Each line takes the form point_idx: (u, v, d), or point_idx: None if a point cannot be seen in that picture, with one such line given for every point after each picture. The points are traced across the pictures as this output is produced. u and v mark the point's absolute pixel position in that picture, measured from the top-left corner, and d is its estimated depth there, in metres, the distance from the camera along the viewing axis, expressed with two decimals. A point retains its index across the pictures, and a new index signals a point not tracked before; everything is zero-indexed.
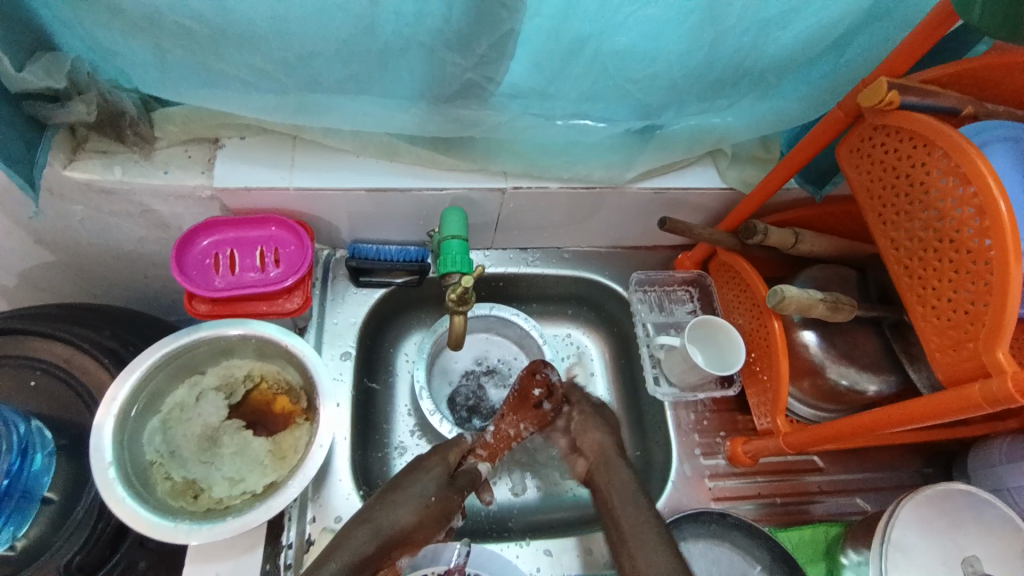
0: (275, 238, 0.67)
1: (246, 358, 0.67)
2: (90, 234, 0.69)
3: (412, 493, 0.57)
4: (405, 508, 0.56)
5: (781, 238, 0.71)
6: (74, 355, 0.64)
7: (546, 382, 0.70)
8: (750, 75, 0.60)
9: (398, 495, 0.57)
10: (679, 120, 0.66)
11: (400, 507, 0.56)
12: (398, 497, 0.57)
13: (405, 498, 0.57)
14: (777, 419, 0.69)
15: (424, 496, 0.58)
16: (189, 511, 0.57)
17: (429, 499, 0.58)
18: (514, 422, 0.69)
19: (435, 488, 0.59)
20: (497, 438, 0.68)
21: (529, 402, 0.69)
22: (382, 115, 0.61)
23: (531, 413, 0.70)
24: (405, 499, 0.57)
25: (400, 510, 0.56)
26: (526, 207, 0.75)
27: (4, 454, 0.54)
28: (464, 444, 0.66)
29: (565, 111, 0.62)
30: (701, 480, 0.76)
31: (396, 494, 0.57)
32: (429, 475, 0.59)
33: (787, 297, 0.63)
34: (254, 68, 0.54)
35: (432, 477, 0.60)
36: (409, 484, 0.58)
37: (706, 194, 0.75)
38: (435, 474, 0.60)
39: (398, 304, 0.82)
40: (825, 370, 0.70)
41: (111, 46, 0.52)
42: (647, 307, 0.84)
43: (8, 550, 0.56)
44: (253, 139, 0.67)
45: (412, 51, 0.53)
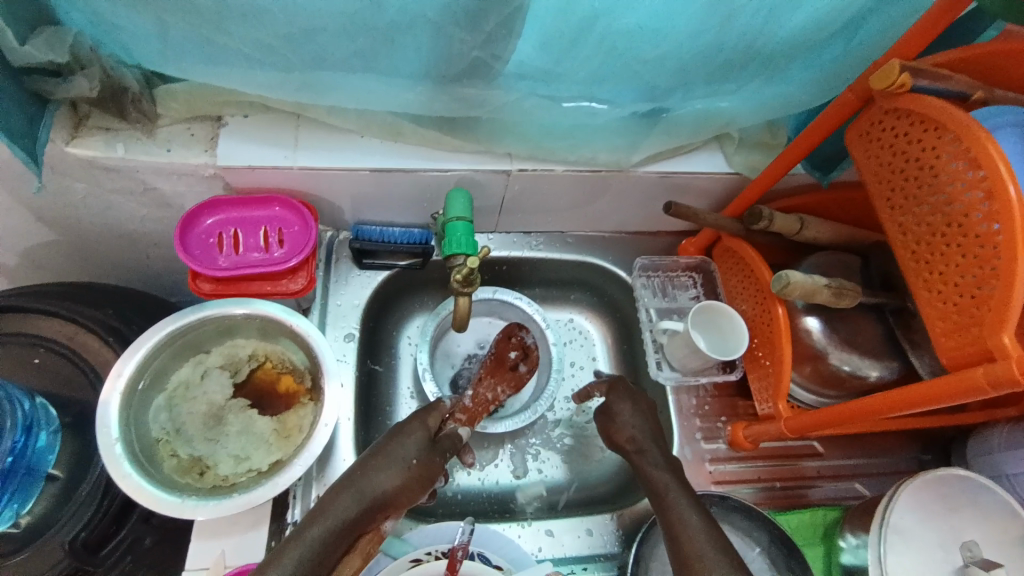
0: (279, 218, 0.67)
1: (250, 338, 0.67)
2: (92, 212, 0.69)
3: (393, 458, 0.57)
4: (388, 471, 0.56)
5: (786, 224, 0.71)
6: (77, 333, 0.64)
7: (521, 345, 0.70)
8: (759, 57, 0.59)
9: (381, 459, 0.56)
10: (688, 102, 0.65)
11: (381, 471, 0.55)
12: (381, 462, 0.56)
13: (388, 463, 0.56)
14: (779, 404, 0.70)
15: (406, 459, 0.57)
16: (195, 487, 0.58)
17: (411, 461, 0.57)
18: (492, 386, 0.68)
19: (417, 451, 0.58)
20: (475, 402, 0.66)
21: (505, 365, 0.69)
22: (387, 93, 0.60)
23: (508, 375, 0.69)
24: (389, 463, 0.56)
25: (382, 475, 0.55)
26: (531, 190, 0.74)
27: (10, 430, 0.55)
28: (443, 407, 0.63)
29: (573, 92, 0.62)
30: (701, 463, 0.77)
31: (379, 458, 0.56)
32: (412, 439, 0.58)
33: (793, 282, 0.63)
34: (259, 43, 0.53)
35: (414, 441, 0.58)
36: (391, 448, 0.57)
37: (712, 179, 0.75)
38: (415, 438, 0.58)
39: (401, 286, 0.81)
40: (827, 356, 0.71)
41: (112, 19, 0.51)
42: (650, 293, 0.84)
43: (13, 527, 0.56)
44: (256, 117, 0.66)
45: (418, 27, 0.53)
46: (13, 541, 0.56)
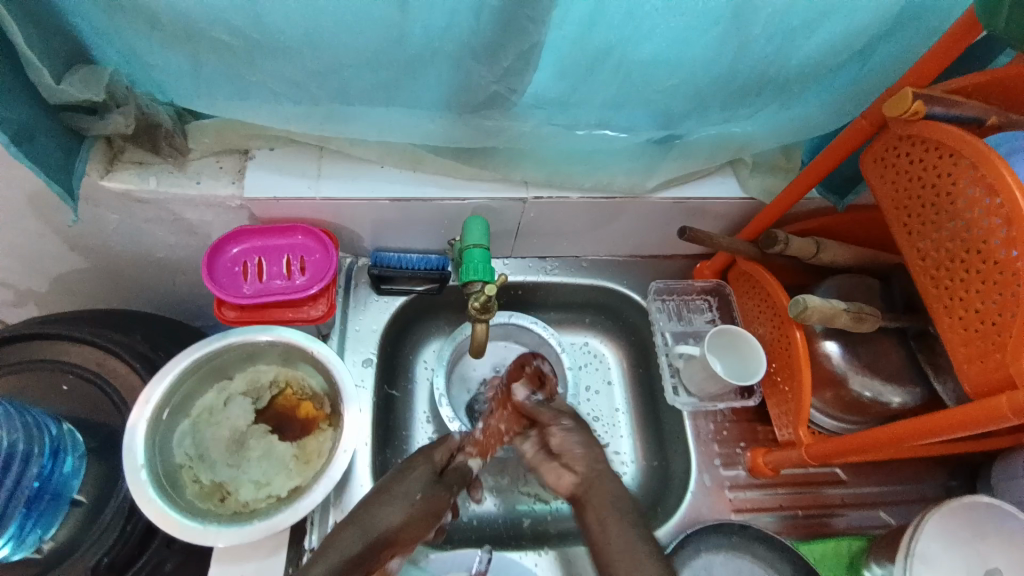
0: (301, 246, 0.69)
1: (272, 363, 0.68)
2: (123, 241, 0.71)
3: (397, 495, 0.54)
4: (392, 508, 0.54)
5: (802, 248, 0.71)
6: (106, 359, 0.66)
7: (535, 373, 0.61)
8: (772, 84, 0.60)
9: (385, 496, 0.54)
10: (700, 129, 0.67)
11: (386, 507, 0.54)
12: (386, 498, 0.54)
13: (392, 500, 0.54)
14: (800, 430, 0.69)
15: (410, 496, 0.55)
16: (217, 513, 0.59)
17: (415, 498, 0.55)
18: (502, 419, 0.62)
19: (421, 487, 0.56)
20: (486, 435, 0.62)
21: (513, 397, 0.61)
22: (408, 124, 0.62)
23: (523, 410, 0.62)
24: (393, 499, 0.54)
25: (385, 511, 0.53)
26: (547, 215, 0.76)
27: (37, 457, 0.57)
28: (452, 441, 0.61)
29: (588, 119, 0.63)
30: (721, 490, 0.76)
31: (383, 495, 0.55)
32: (416, 475, 0.56)
33: (810, 307, 0.63)
34: (287, 79, 0.55)
35: (420, 476, 0.56)
36: (395, 483, 0.56)
37: (726, 203, 0.75)
38: (419, 474, 0.56)
39: (418, 311, 0.83)
40: (847, 380, 0.70)
41: (149, 59, 0.54)
42: (665, 316, 0.84)
43: (35, 552, 0.57)
44: (282, 149, 0.69)
45: (439, 62, 0.55)
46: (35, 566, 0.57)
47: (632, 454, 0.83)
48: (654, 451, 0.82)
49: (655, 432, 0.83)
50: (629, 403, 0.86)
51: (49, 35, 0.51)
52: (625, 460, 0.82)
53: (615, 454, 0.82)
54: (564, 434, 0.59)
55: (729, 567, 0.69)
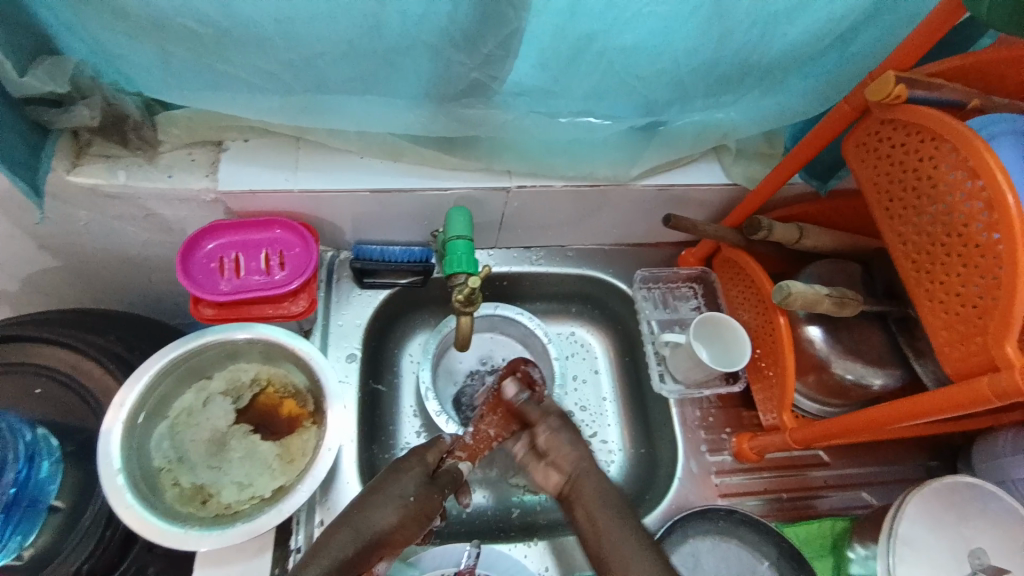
0: (280, 241, 0.67)
1: (252, 362, 0.67)
2: (93, 238, 0.69)
3: (390, 497, 0.52)
4: (386, 509, 0.52)
5: (785, 234, 0.71)
6: (80, 361, 0.64)
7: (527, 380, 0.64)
8: (755, 71, 0.60)
9: (377, 497, 0.52)
10: (683, 116, 0.66)
11: (378, 508, 0.51)
12: (378, 499, 0.52)
13: (384, 502, 0.52)
14: (783, 415, 0.70)
15: (403, 496, 0.53)
16: (199, 516, 0.57)
17: (408, 499, 0.53)
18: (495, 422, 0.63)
19: (415, 487, 0.54)
20: (476, 439, 0.63)
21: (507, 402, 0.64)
22: (387, 114, 0.61)
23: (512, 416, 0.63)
24: (385, 501, 0.52)
25: (377, 513, 0.51)
26: (531, 206, 0.75)
27: (13, 462, 0.55)
28: (443, 444, 0.61)
29: (571, 108, 0.62)
30: (707, 476, 0.76)
31: (374, 496, 0.53)
32: (409, 476, 0.55)
33: (793, 293, 0.63)
34: (260, 70, 0.53)
35: (415, 476, 0.55)
36: (387, 483, 0.54)
37: (710, 190, 0.75)
38: (413, 474, 0.55)
39: (402, 305, 0.81)
40: (830, 365, 0.71)
41: (113, 49, 0.52)
42: (651, 305, 0.84)
43: (16, 559, 0.56)
44: (256, 141, 0.67)
45: (418, 51, 0.53)
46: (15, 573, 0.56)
47: (619, 443, 0.83)
48: (641, 439, 0.83)
49: (642, 420, 0.84)
50: (616, 392, 0.87)
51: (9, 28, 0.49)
52: (612, 449, 0.82)
53: (603, 443, 0.82)
54: (549, 434, 0.60)
55: (715, 552, 0.70)
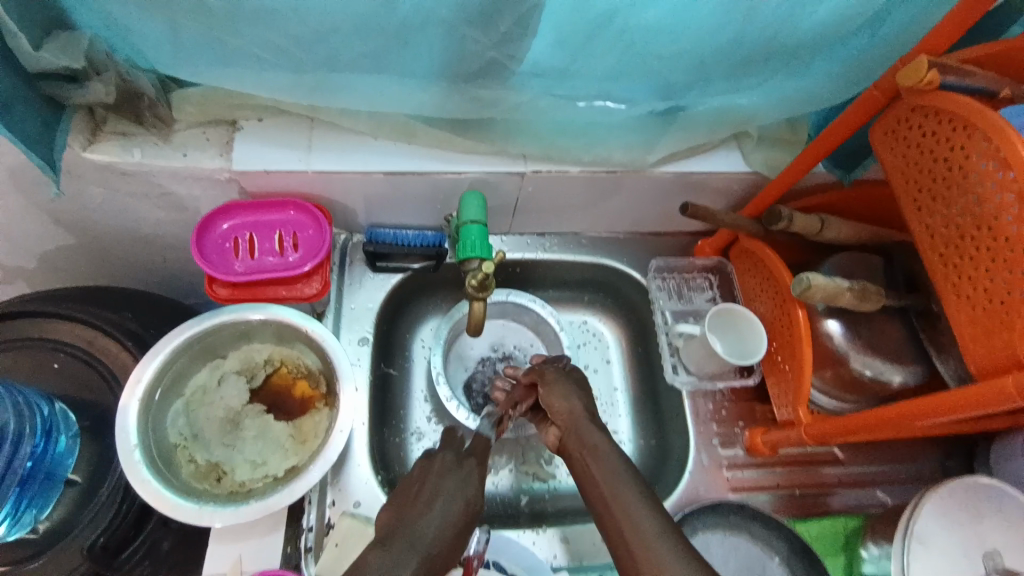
0: (294, 222, 0.67)
1: (265, 342, 0.67)
2: (108, 216, 0.69)
3: (446, 504, 0.52)
4: (434, 518, 0.50)
5: (807, 225, 0.69)
6: (96, 337, 0.65)
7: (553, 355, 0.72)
8: (780, 52, 0.58)
9: (423, 504, 0.51)
10: (703, 100, 0.64)
11: (425, 515, 0.51)
12: (423, 505, 0.51)
13: (434, 507, 0.51)
14: (799, 410, 0.68)
15: (448, 499, 0.52)
16: (213, 493, 0.58)
17: (453, 504, 0.52)
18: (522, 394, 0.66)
19: (455, 488, 0.53)
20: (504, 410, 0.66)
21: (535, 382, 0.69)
22: (400, 94, 0.60)
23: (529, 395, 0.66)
24: (431, 509, 0.51)
25: (436, 519, 0.50)
26: (545, 191, 0.74)
27: (30, 437, 0.56)
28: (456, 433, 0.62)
29: (588, 91, 0.61)
30: (718, 469, 0.76)
31: (418, 504, 0.51)
32: (448, 477, 0.54)
33: (815, 284, 0.61)
34: (272, 44, 0.53)
35: (469, 482, 0.55)
36: (441, 489, 0.53)
37: (729, 179, 0.73)
38: (451, 473, 0.54)
39: (413, 289, 0.81)
40: (848, 360, 0.69)
41: (125, 23, 0.51)
42: (666, 295, 0.83)
43: (31, 532, 0.57)
44: (270, 121, 0.66)
45: (432, 27, 0.52)
46: (30, 546, 0.57)
47: (629, 434, 0.83)
48: (652, 429, 0.82)
49: (654, 410, 0.83)
50: (627, 382, 0.86)
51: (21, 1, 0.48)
52: (623, 439, 0.82)
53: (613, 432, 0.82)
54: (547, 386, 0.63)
55: (724, 545, 0.70)
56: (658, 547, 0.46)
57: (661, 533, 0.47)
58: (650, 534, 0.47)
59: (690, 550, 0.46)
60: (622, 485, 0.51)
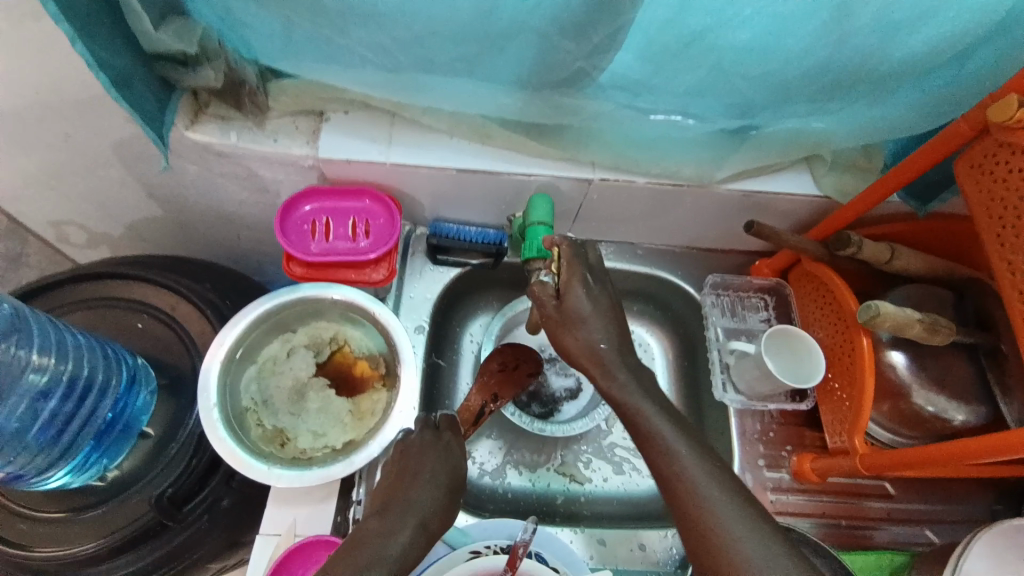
0: (367, 211, 0.70)
1: (332, 321, 0.70)
2: (198, 192, 0.74)
3: (433, 478, 0.56)
4: (427, 494, 0.54)
5: (875, 252, 0.68)
6: (179, 303, 0.70)
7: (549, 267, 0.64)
8: (867, 79, 0.57)
9: (414, 482, 0.55)
10: (777, 121, 0.64)
11: (420, 490, 0.54)
12: (413, 482, 0.55)
13: (426, 484, 0.55)
14: (855, 439, 0.67)
15: (436, 477, 0.56)
16: (278, 456, 0.62)
17: (441, 479, 0.56)
18: (492, 389, 0.73)
19: (439, 463, 0.57)
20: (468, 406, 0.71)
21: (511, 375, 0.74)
22: (484, 96, 0.62)
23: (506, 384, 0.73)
24: (422, 485, 0.55)
25: (424, 493, 0.54)
26: (608, 199, 0.75)
27: (114, 389, 0.61)
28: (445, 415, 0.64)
29: (667, 105, 0.62)
30: (763, 492, 0.75)
31: (411, 481, 0.55)
32: (432, 455, 0.57)
33: (883, 313, 0.61)
34: (374, 44, 0.56)
35: (450, 454, 0.58)
36: (423, 466, 0.56)
37: (797, 201, 0.73)
38: (433, 453, 0.57)
39: (470, 284, 0.84)
40: (910, 395, 0.68)
41: (242, 17, 0.55)
42: (719, 312, 0.83)
43: (99, 480, 0.61)
44: (355, 114, 0.69)
45: (524, 37, 0.54)
46: (98, 493, 0.61)
47: None
48: None
49: (696, 426, 0.83)
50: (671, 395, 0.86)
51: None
52: None
53: None
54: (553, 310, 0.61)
55: None
56: (708, 497, 0.48)
57: (713, 482, 0.48)
58: (703, 483, 0.48)
59: (740, 494, 0.48)
60: (682, 449, 0.51)
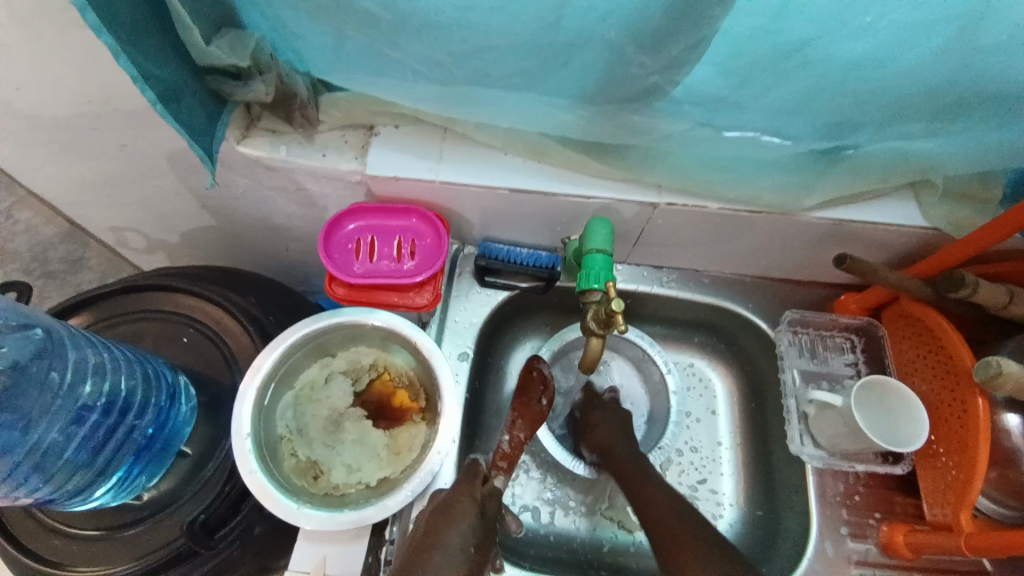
0: (414, 230, 0.66)
1: (372, 346, 0.67)
2: (247, 204, 0.73)
3: (452, 550, 0.51)
4: (447, 570, 0.50)
5: (993, 295, 0.58)
6: (223, 318, 0.68)
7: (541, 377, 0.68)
8: (1003, 99, 0.48)
9: (435, 555, 0.50)
10: (879, 142, 0.55)
11: (440, 568, 0.50)
12: (434, 555, 0.50)
13: (448, 559, 0.50)
14: (960, 514, 0.58)
15: (462, 549, 0.52)
16: (310, 492, 0.59)
17: (469, 551, 0.52)
18: (523, 426, 0.65)
19: (472, 535, 0.53)
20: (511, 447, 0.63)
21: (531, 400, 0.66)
22: (543, 112, 0.57)
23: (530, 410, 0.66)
24: (445, 560, 0.50)
25: (444, 566, 0.50)
26: (674, 224, 0.68)
27: (154, 405, 0.60)
28: (478, 466, 0.60)
29: (755, 123, 0.54)
30: (845, 564, 0.65)
31: (433, 554, 0.50)
32: (463, 523, 0.53)
33: (1006, 373, 0.51)
34: (429, 58, 0.52)
35: (468, 525, 0.53)
36: (445, 536, 0.52)
37: (899, 232, 0.63)
38: (462, 521, 0.53)
39: (519, 307, 0.78)
40: (1021, 463, 0.58)
41: (294, 28, 0.53)
42: (796, 352, 0.74)
43: (137, 499, 0.60)
44: (405, 128, 0.66)
45: (594, 48, 0.49)
46: (135, 512, 0.60)
47: (732, 497, 0.75)
48: (759, 499, 0.74)
49: (763, 477, 0.75)
50: (733, 437, 0.78)
51: None
52: (722, 502, 0.75)
53: (712, 493, 0.75)
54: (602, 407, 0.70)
55: None
56: None
57: None
58: None
59: None
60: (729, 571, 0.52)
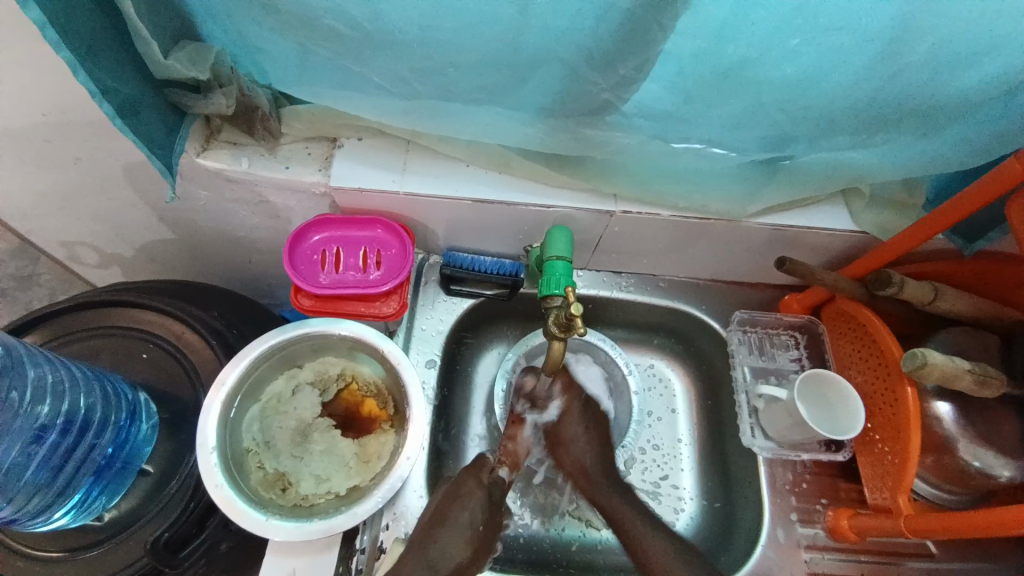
0: (379, 240, 0.67)
1: (340, 356, 0.68)
2: (209, 216, 0.72)
3: (460, 525, 0.59)
4: (455, 542, 0.59)
5: (918, 293, 0.63)
6: (184, 332, 0.67)
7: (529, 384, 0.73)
8: (917, 114, 0.53)
9: (446, 528, 0.59)
10: (813, 153, 0.60)
11: (450, 541, 0.58)
12: (446, 529, 0.59)
13: (456, 532, 0.59)
14: (898, 497, 0.62)
15: (472, 524, 0.60)
16: (278, 504, 0.59)
17: (476, 526, 0.60)
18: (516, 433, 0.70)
19: (481, 513, 0.61)
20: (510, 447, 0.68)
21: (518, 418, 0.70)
22: (504, 125, 0.60)
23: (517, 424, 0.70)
24: (454, 533, 0.59)
25: (452, 538, 0.59)
26: (631, 231, 0.71)
27: (114, 422, 0.59)
28: (487, 461, 0.66)
29: (703, 135, 0.58)
30: (796, 548, 0.70)
31: (444, 527, 0.59)
32: (472, 502, 0.61)
33: (930, 363, 0.56)
34: (393, 73, 0.54)
35: (477, 504, 0.61)
36: (457, 514, 0.60)
37: (833, 236, 0.69)
38: (474, 501, 0.61)
39: (485, 314, 0.80)
40: (955, 449, 0.63)
41: (258, 43, 0.54)
42: (746, 349, 0.78)
43: (94, 520, 0.58)
44: (370, 140, 0.67)
45: (551, 66, 0.52)
46: (94, 532, 0.58)
47: (693, 490, 0.78)
48: (717, 492, 0.78)
49: (721, 470, 0.78)
50: (693, 434, 0.82)
51: (158, 11, 0.50)
52: (684, 496, 0.78)
53: (673, 488, 0.78)
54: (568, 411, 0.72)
55: None
56: None
57: None
58: None
59: None
60: None
